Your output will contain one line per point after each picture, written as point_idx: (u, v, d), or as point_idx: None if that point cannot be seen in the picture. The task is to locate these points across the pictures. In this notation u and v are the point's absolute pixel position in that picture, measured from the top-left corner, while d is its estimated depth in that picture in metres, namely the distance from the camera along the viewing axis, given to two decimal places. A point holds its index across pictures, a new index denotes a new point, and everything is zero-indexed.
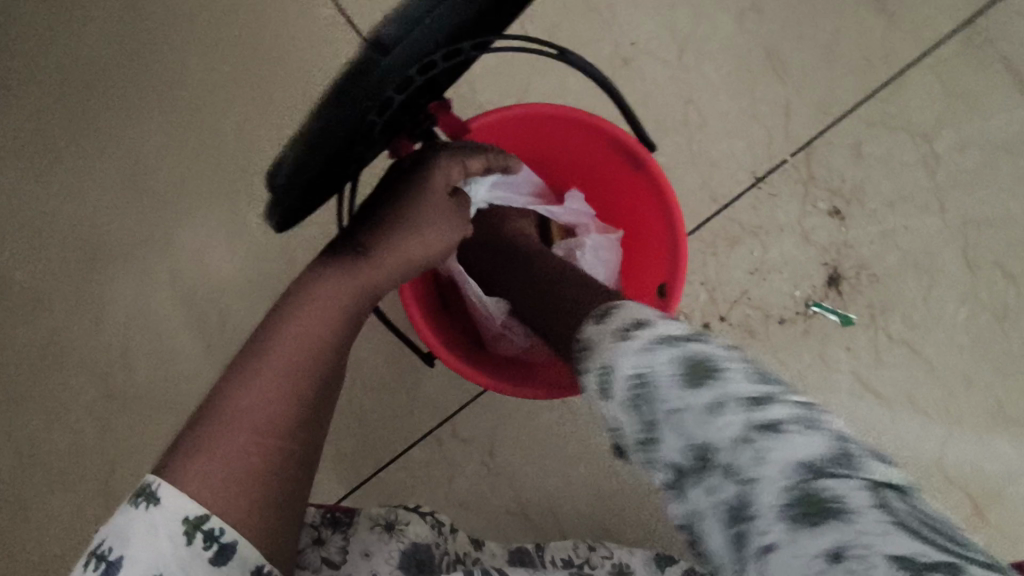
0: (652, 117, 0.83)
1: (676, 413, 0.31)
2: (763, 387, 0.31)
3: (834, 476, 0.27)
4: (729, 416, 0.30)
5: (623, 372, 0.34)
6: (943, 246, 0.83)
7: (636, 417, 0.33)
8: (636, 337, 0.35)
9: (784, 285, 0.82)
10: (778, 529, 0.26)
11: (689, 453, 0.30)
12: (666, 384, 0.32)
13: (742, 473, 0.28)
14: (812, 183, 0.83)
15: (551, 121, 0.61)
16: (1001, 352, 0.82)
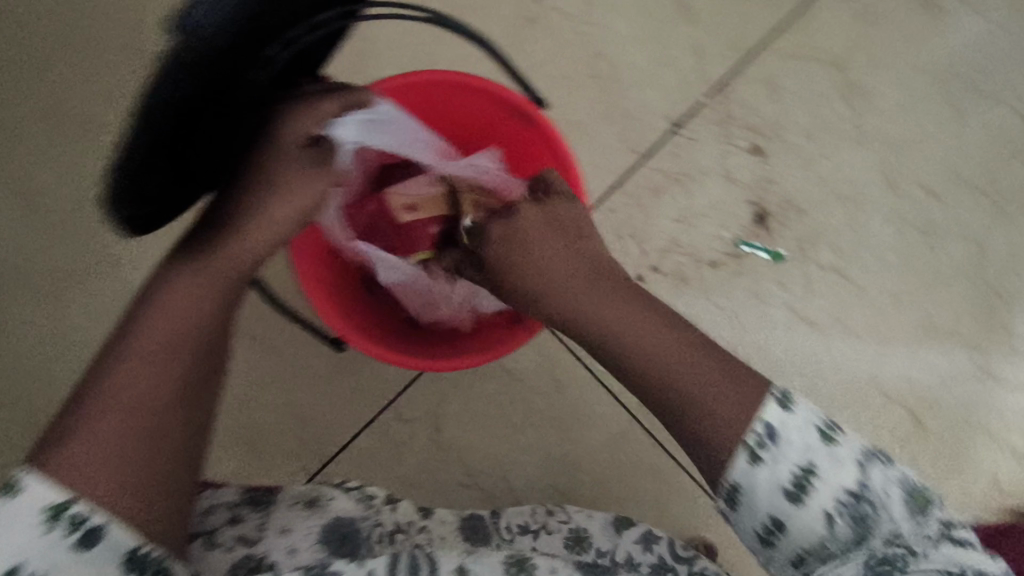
0: (563, 73, 0.82)
1: (887, 526, 0.39)
2: (933, 505, 0.40)
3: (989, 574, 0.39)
4: (934, 523, 0.40)
5: (781, 464, 0.41)
6: (863, 171, 0.84)
7: (831, 526, 0.40)
8: (839, 444, 0.41)
9: (712, 229, 0.82)
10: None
11: (875, 552, 0.39)
12: (891, 509, 0.40)
13: (923, 556, 0.39)
14: (732, 123, 0.82)
15: (431, 87, 0.59)
16: (927, 269, 0.84)
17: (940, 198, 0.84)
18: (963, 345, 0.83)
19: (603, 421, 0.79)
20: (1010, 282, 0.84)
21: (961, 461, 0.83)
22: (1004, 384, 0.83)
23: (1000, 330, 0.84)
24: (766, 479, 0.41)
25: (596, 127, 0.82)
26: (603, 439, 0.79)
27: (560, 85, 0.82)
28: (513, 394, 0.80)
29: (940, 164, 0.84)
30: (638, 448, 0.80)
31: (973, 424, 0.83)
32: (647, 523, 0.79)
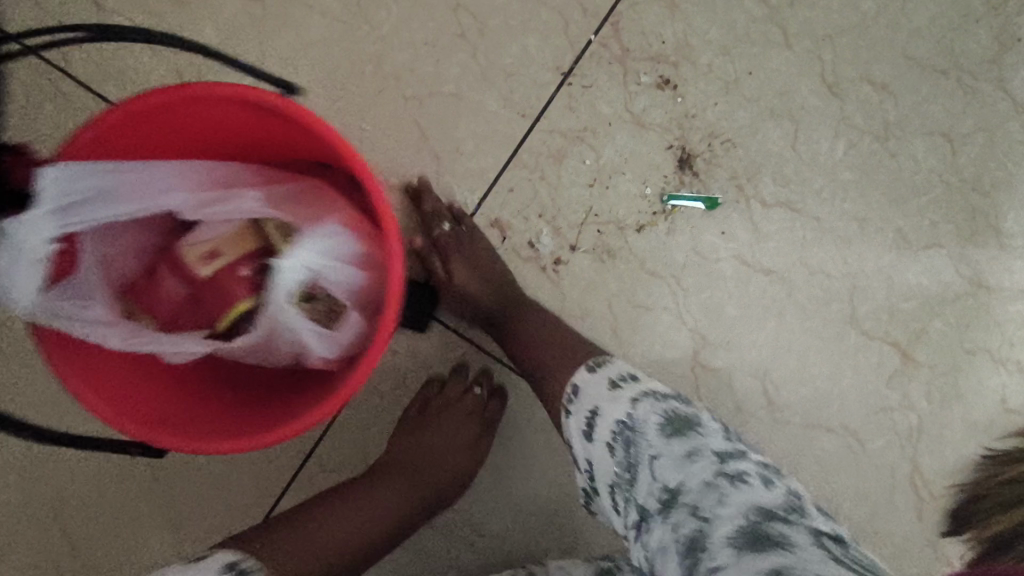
0: (422, 39, 0.68)
1: (657, 459, 0.43)
2: (731, 443, 0.45)
3: (775, 518, 0.38)
4: (703, 462, 0.42)
5: (582, 415, 0.51)
6: (798, 80, 0.70)
7: (617, 456, 0.46)
8: (626, 395, 0.49)
9: (632, 188, 0.70)
10: (720, 547, 0.38)
11: (658, 495, 0.42)
12: (664, 442, 0.44)
13: (708, 513, 0.39)
14: (631, 56, 0.69)
15: (148, 114, 0.43)
16: (891, 178, 0.71)
17: (894, 91, 0.71)
18: (944, 258, 0.72)
19: (547, 423, 0.72)
20: (989, 174, 0.71)
21: (962, 389, 0.73)
22: (999, 292, 0.72)
23: (986, 231, 0.72)
24: (597, 455, 0.48)
25: (473, 94, 0.69)
26: (551, 445, 0.72)
27: (421, 55, 0.68)
28: None
29: (886, 51, 0.71)
30: None
31: (969, 345, 0.72)
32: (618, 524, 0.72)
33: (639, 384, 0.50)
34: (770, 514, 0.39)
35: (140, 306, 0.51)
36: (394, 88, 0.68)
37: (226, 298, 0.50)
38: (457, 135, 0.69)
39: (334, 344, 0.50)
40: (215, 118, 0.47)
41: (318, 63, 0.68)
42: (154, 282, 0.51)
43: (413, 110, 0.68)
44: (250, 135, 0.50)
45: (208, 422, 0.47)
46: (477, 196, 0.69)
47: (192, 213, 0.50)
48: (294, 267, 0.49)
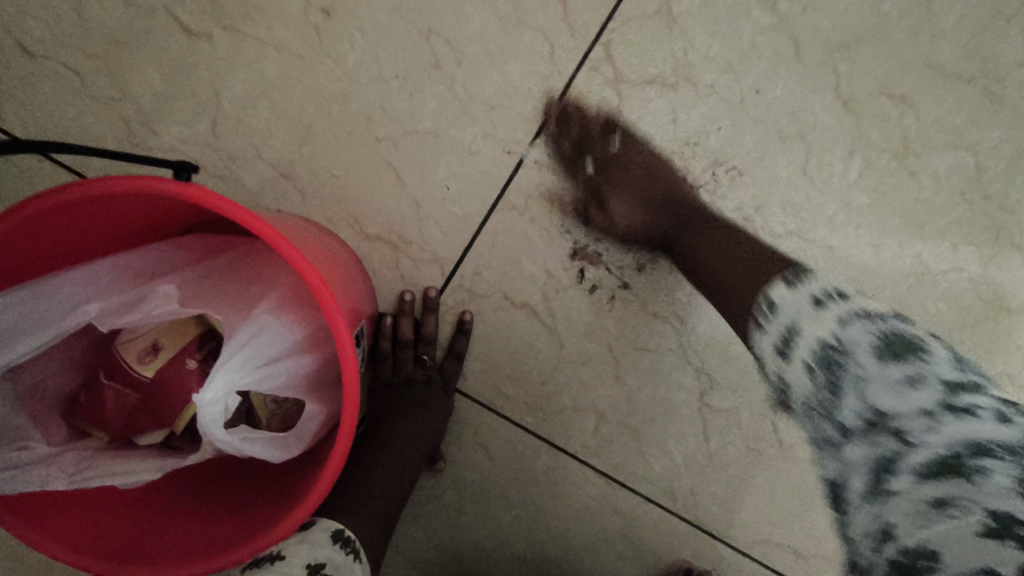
0: (393, 71, 0.61)
1: (869, 389, 0.54)
2: (933, 382, 0.55)
3: (983, 460, 0.51)
4: (924, 392, 0.54)
5: (773, 333, 0.60)
6: (809, 96, 0.64)
7: (813, 378, 0.58)
8: (796, 351, 0.58)
9: (631, 223, 0.64)
10: (907, 480, 0.54)
11: (864, 418, 0.56)
12: (877, 375, 0.54)
13: (914, 443, 0.52)
14: (624, 78, 0.62)
15: (41, 221, 0.38)
16: (909, 200, 0.66)
17: (914, 105, 0.65)
18: (965, 281, 0.67)
19: (547, 474, 0.68)
20: (1016, 191, 0.66)
21: None
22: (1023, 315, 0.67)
23: (1012, 251, 0.66)
24: (792, 373, 0.61)
25: (452, 130, 0.62)
26: (552, 496, 0.68)
27: (393, 90, 0.61)
28: (441, 473, 0.68)
29: (906, 61, 0.64)
30: (594, 493, 0.68)
31: (990, 371, 0.68)
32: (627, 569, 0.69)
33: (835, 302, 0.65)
34: (976, 455, 0.51)
35: (86, 423, 0.46)
36: (365, 129, 0.62)
37: (180, 397, 0.45)
38: (438, 177, 0.63)
39: (298, 443, 0.43)
40: (118, 207, 0.41)
41: (280, 104, 0.61)
42: (94, 391, 0.46)
43: (388, 151, 0.62)
44: (160, 212, 0.44)
45: (182, 532, 0.43)
46: (463, 242, 0.64)
47: (112, 323, 0.41)
48: (216, 398, 0.38)
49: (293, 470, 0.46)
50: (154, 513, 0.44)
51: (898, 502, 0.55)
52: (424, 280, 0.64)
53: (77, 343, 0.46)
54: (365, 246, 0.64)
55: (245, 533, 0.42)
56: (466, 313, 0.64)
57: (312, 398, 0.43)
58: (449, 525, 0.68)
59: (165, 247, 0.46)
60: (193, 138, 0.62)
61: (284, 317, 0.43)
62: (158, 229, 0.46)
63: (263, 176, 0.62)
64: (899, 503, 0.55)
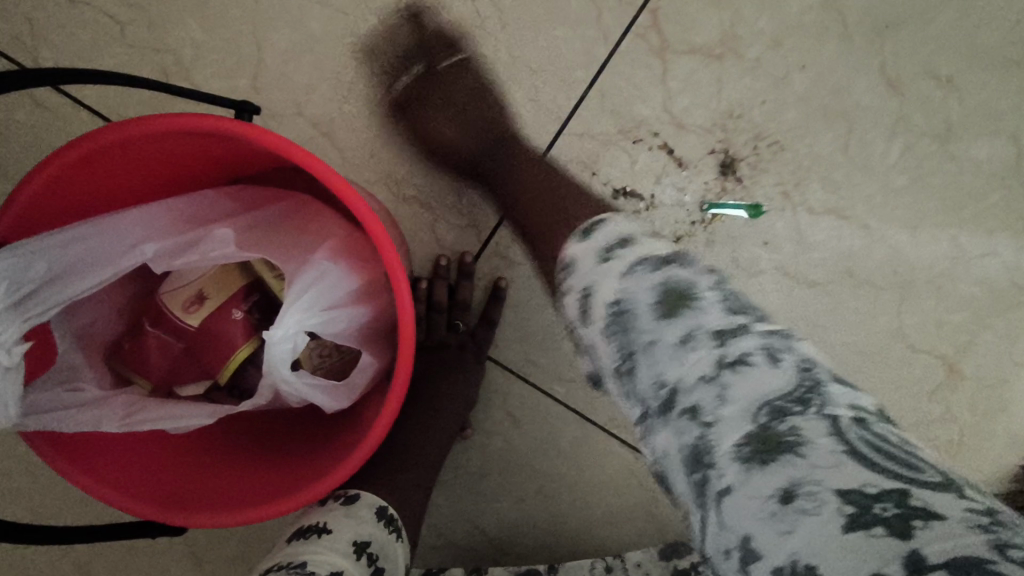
0: (437, 32, 0.60)
1: (668, 360, 0.37)
2: (729, 321, 0.37)
3: (790, 414, 0.32)
4: (698, 351, 0.36)
5: (575, 288, 0.43)
6: (854, 73, 0.64)
7: (644, 299, 0.39)
8: (619, 257, 0.42)
9: (671, 196, 0.64)
10: (728, 452, 0.33)
11: (668, 389, 0.36)
12: (660, 330, 0.37)
13: (714, 417, 0.34)
14: (671, 47, 0.62)
15: (105, 155, 0.37)
16: (947, 184, 0.66)
17: (959, 86, 0.64)
18: (1000, 266, 0.67)
19: (575, 445, 0.68)
20: None
21: (1007, 402, 0.70)
22: None
23: None
24: (593, 342, 0.41)
25: (495, 93, 0.62)
26: (579, 467, 0.68)
27: (436, 51, 0.61)
28: (470, 441, 0.68)
29: (952, 40, 0.63)
30: (620, 465, 0.68)
31: (1018, 357, 0.69)
32: (651, 542, 0.69)
33: (686, 262, 0.41)
34: (781, 413, 0.32)
35: (131, 370, 0.45)
36: (407, 89, 0.61)
37: (227, 347, 0.44)
38: (478, 141, 0.62)
39: (351, 394, 0.42)
40: (172, 148, 0.40)
41: (321, 61, 0.60)
42: (139, 338, 0.45)
43: (429, 113, 0.62)
44: (211, 157, 0.43)
45: (229, 483, 0.42)
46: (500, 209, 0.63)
47: (168, 264, 0.41)
48: (287, 335, 0.38)
49: (340, 422, 0.46)
50: (201, 462, 0.43)
51: (738, 502, 0.32)
52: (459, 246, 0.64)
53: (125, 289, 0.46)
54: (402, 209, 0.63)
55: (294, 484, 0.41)
56: (502, 280, 0.63)
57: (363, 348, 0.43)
58: (475, 494, 0.68)
59: (216, 195, 0.45)
60: (232, 91, 0.61)
61: (345, 263, 0.42)
62: (209, 177, 0.46)
63: (302, 133, 0.61)
64: (730, 517, 0.32)
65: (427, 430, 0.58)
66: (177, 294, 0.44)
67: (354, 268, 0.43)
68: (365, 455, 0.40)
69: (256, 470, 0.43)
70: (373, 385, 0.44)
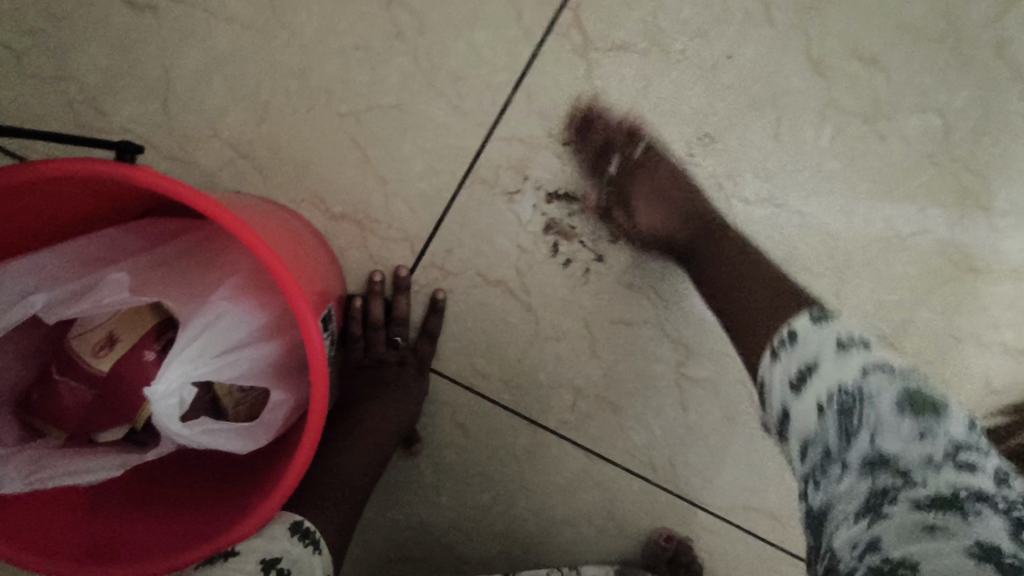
0: (353, 43, 0.59)
1: (878, 432, 0.38)
2: (917, 429, 0.37)
3: (983, 503, 0.35)
4: (913, 447, 0.37)
5: (792, 363, 0.45)
6: (781, 61, 0.63)
7: (822, 361, 0.43)
8: (808, 388, 0.42)
9: (605, 195, 0.63)
10: (906, 507, 0.36)
11: (865, 456, 0.38)
12: (896, 419, 0.38)
13: (918, 483, 0.36)
14: (595, 45, 0.61)
15: None
16: (879, 165, 0.66)
17: (883, 67, 0.64)
18: (933, 241, 0.69)
19: (527, 451, 0.67)
20: (982, 152, 0.67)
21: (948, 374, 0.72)
22: (988, 273, 0.70)
23: (976, 211, 0.68)
24: (801, 405, 0.42)
25: (418, 103, 0.60)
26: (533, 473, 0.68)
27: (354, 62, 0.59)
28: (419, 454, 0.67)
29: (874, 22, 0.64)
30: (575, 467, 0.68)
31: (957, 330, 0.71)
32: (611, 540, 0.69)
33: (868, 351, 0.43)
34: (978, 499, 0.35)
35: (44, 421, 0.44)
36: (326, 104, 0.59)
37: (137, 393, 0.43)
38: (404, 153, 0.61)
39: (263, 433, 0.42)
40: (59, 192, 0.38)
41: (235, 81, 0.58)
42: (49, 388, 0.44)
43: (351, 127, 0.60)
44: (108, 197, 0.41)
45: (149, 532, 0.41)
46: (432, 220, 0.62)
47: (60, 314, 0.40)
48: (170, 390, 0.37)
49: (265, 457, 0.45)
50: (119, 513, 0.42)
51: (896, 529, 0.35)
52: (393, 260, 0.62)
53: (29, 338, 0.44)
54: (330, 227, 0.61)
55: (211, 529, 0.40)
56: (439, 293, 0.62)
57: (276, 384, 0.42)
58: (429, 507, 0.68)
59: (117, 233, 0.43)
60: (144, 116, 0.58)
61: (245, 305, 0.41)
62: (107, 216, 0.44)
63: (220, 156, 0.59)
64: (884, 541, 0.35)
65: (363, 448, 0.58)
66: (82, 342, 0.43)
67: (257, 309, 0.42)
68: (282, 497, 0.40)
69: (176, 517, 0.42)
70: (291, 423, 0.44)
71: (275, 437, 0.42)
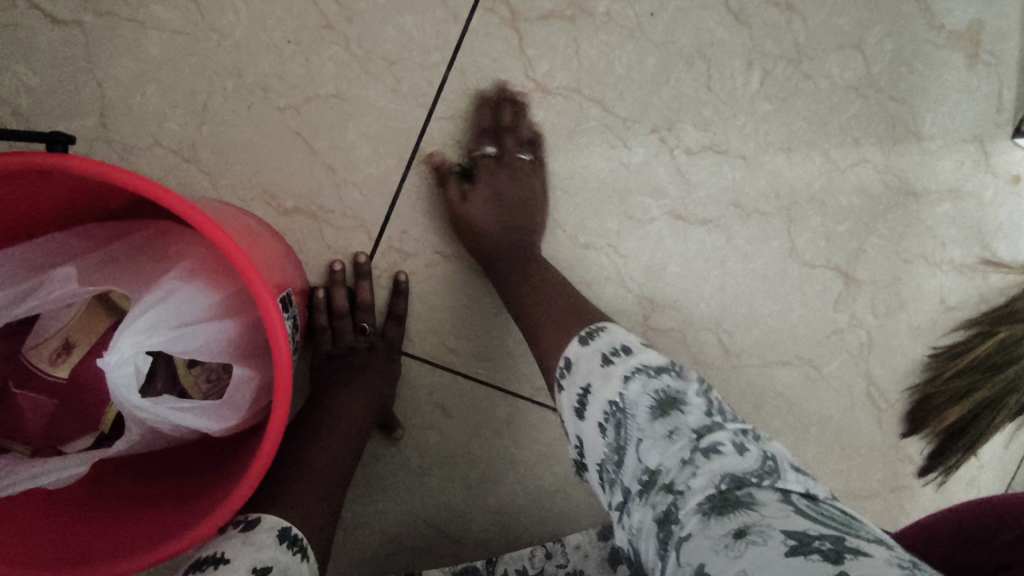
0: (283, 38, 0.59)
1: (640, 445, 0.41)
2: (675, 424, 0.41)
3: (745, 485, 0.37)
4: (681, 443, 0.40)
5: (572, 392, 0.47)
6: (702, 14, 0.66)
7: (605, 436, 0.44)
8: (588, 412, 0.45)
9: (552, 160, 0.65)
10: (692, 517, 0.37)
11: (640, 477, 0.40)
12: (649, 425, 0.42)
13: (683, 490, 0.38)
14: (522, 15, 0.62)
15: None
16: (809, 103, 0.69)
17: (800, 9, 0.67)
18: (871, 172, 0.71)
19: (509, 422, 0.68)
20: (903, 80, 0.70)
21: (904, 298, 0.74)
22: (927, 196, 0.73)
23: (907, 138, 0.71)
24: (587, 431, 0.45)
25: (357, 88, 0.61)
26: (517, 444, 0.68)
27: (287, 56, 0.60)
28: (403, 441, 0.67)
29: None
30: (560, 433, 0.68)
31: (906, 254, 0.73)
32: (604, 499, 0.70)
33: (628, 357, 0.46)
34: (739, 482, 0.37)
35: (5, 435, 0.43)
36: (264, 100, 0.60)
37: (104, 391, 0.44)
38: (348, 141, 0.61)
39: (233, 412, 0.41)
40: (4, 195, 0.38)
41: (170, 86, 0.59)
42: (6, 402, 0.43)
43: (293, 121, 0.60)
44: (54, 201, 0.41)
45: (126, 533, 0.40)
46: (385, 205, 0.63)
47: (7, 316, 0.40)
48: (126, 359, 0.38)
49: (243, 445, 0.45)
50: (92, 522, 0.41)
51: (695, 545, 0.35)
52: (352, 248, 0.63)
53: None
54: (283, 222, 0.61)
55: (194, 519, 0.40)
56: (400, 275, 0.63)
57: (241, 363, 0.43)
58: (420, 493, 0.67)
59: (60, 237, 0.42)
60: (81, 130, 0.58)
61: (199, 289, 0.42)
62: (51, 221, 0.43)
63: (164, 162, 0.59)
64: (689, 556, 0.35)
65: (342, 439, 0.57)
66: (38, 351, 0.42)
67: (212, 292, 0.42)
68: (262, 473, 0.40)
69: (153, 517, 0.41)
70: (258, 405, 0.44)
71: (245, 417, 0.42)
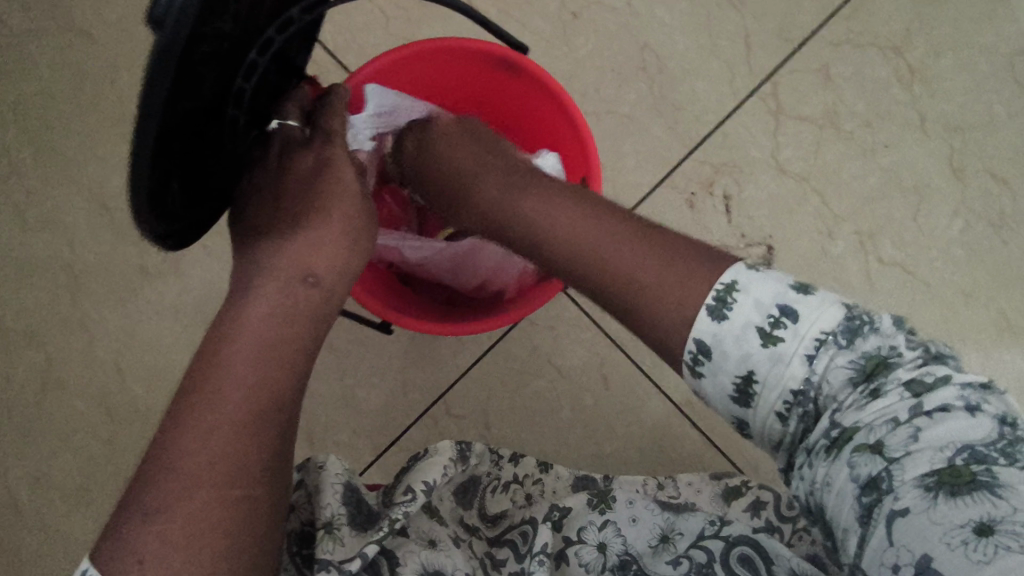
0: (610, 66, 0.80)
1: (836, 414, 0.38)
2: (883, 396, 0.37)
3: (986, 463, 0.34)
4: (889, 407, 0.37)
5: (727, 373, 0.40)
6: (927, 162, 0.80)
7: (791, 418, 0.40)
8: (759, 393, 0.40)
9: (766, 223, 0.80)
10: (912, 491, 0.35)
11: (829, 438, 0.38)
12: (851, 395, 0.38)
13: (897, 458, 0.35)
14: (786, 111, 0.80)
15: (439, 55, 0.62)
16: (998, 262, 0.80)
17: (1012, 186, 0.80)
18: None
19: (651, 414, 0.79)
20: None
21: None
22: None
23: None
24: (757, 409, 0.41)
25: (644, 117, 0.80)
26: (652, 437, 0.78)
27: (606, 80, 0.80)
28: (563, 393, 0.79)
29: (1008, 148, 0.80)
30: (688, 443, 0.78)
31: None
32: None
33: (804, 320, 0.39)
34: (981, 460, 0.34)
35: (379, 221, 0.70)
36: (578, 102, 0.80)
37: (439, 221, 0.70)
38: (623, 151, 0.80)
39: None
40: (456, 69, 0.65)
41: None
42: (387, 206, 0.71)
43: (590, 122, 0.80)
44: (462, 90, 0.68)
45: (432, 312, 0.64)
46: (629, 206, 0.79)
47: None
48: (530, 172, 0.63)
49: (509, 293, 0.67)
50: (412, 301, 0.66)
51: (916, 526, 0.34)
52: None
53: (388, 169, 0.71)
54: None
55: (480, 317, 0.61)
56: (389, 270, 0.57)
57: None
58: (557, 441, 0.79)
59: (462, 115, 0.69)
60: None
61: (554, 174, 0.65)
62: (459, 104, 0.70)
63: None
64: (902, 534, 0.34)
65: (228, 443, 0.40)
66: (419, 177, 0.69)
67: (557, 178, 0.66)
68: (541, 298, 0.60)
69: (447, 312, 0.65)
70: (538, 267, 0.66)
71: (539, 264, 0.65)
